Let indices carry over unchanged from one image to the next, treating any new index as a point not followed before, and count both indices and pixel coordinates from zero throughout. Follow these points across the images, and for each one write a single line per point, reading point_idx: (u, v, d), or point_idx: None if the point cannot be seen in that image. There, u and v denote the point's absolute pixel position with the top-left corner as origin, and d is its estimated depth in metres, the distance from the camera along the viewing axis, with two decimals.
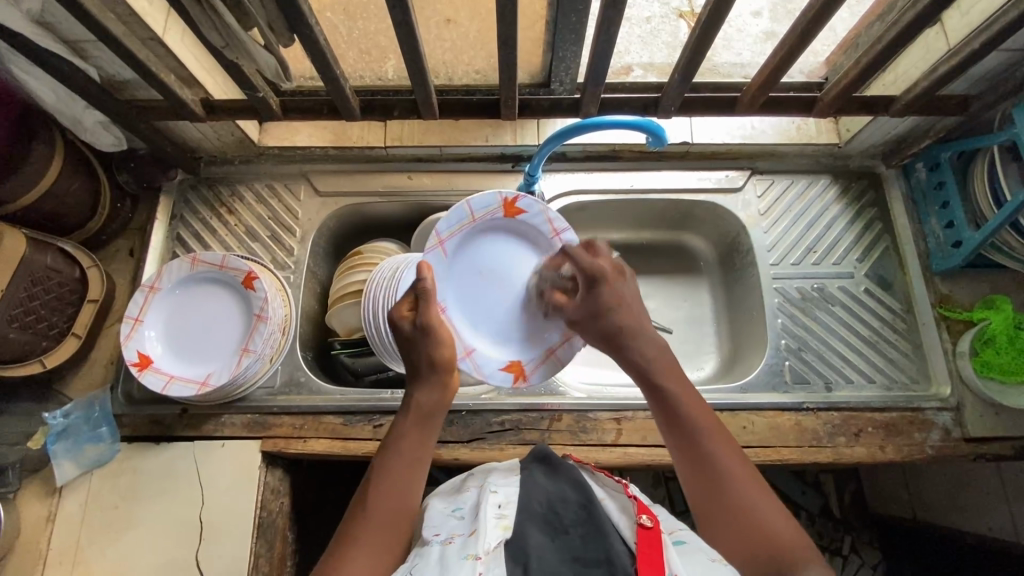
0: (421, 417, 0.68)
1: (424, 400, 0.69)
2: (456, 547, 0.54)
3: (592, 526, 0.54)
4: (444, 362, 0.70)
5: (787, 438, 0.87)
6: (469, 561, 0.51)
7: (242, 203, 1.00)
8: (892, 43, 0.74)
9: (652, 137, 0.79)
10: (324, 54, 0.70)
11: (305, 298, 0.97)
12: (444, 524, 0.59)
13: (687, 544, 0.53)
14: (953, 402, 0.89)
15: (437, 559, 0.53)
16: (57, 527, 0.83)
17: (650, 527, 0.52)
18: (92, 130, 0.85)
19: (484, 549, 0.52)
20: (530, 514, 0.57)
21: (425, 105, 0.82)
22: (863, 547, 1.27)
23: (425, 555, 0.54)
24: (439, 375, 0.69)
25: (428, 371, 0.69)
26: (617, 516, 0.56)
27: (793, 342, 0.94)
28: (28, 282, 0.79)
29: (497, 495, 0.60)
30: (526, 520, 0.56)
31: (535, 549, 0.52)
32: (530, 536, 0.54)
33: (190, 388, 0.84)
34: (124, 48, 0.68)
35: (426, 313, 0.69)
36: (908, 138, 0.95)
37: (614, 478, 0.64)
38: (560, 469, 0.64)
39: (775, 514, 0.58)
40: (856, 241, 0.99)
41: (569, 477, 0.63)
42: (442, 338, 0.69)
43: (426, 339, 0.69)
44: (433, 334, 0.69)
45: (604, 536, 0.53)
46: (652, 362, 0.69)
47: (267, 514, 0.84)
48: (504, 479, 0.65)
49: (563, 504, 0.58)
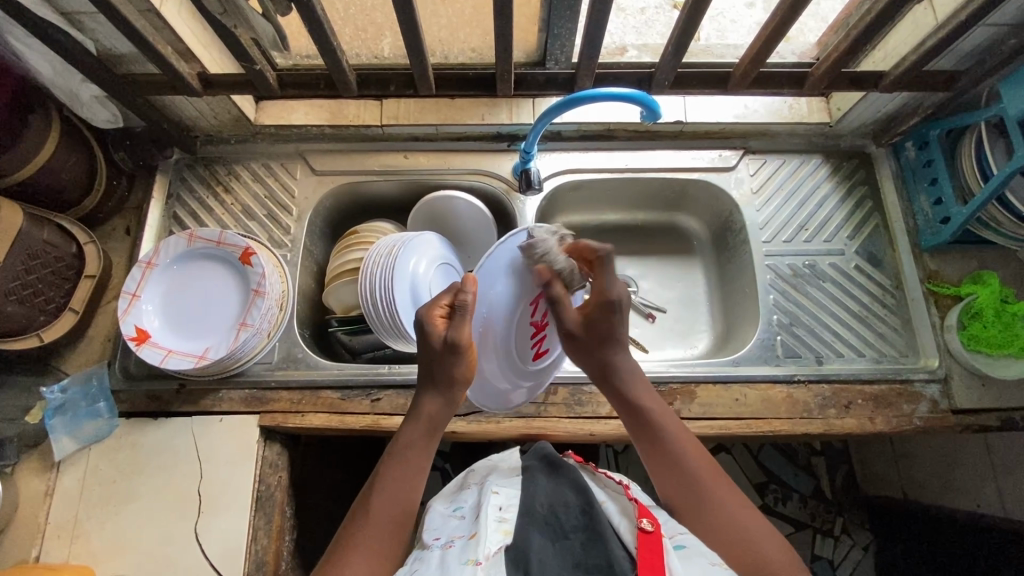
0: (430, 427, 0.68)
1: (430, 408, 0.68)
2: (457, 552, 0.55)
3: (593, 530, 0.56)
4: (461, 378, 0.68)
5: (779, 410, 0.88)
6: (469, 567, 0.51)
7: (239, 181, 1.01)
8: (881, 16, 0.75)
9: (646, 110, 0.80)
10: (323, 28, 0.70)
11: (302, 276, 0.98)
12: (444, 529, 0.62)
13: (686, 548, 0.53)
14: (941, 374, 0.90)
15: (439, 561, 0.54)
16: (55, 501, 0.84)
17: (651, 532, 0.52)
18: (89, 105, 0.86)
19: (484, 554, 0.53)
20: (531, 517, 0.58)
21: (422, 78, 0.83)
22: (855, 528, 1.29)
23: (425, 560, 0.55)
24: (454, 392, 0.69)
25: (447, 386, 0.68)
26: (618, 518, 0.57)
27: (784, 318, 0.95)
28: (25, 256, 0.79)
29: (498, 497, 0.61)
30: (527, 525, 0.57)
31: (537, 550, 0.53)
32: (532, 539, 0.55)
33: (188, 361, 0.84)
34: (121, 17, 0.68)
35: (460, 329, 0.66)
36: (899, 116, 0.96)
37: (614, 480, 0.67)
38: (561, 470, 0.67)
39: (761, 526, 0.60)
40: (846, 218, 1.01)
41: (569, 479, 0.65)
42: (465, 357, 0.67)
43: (453, 357, 0.66)
44: (460, 353, 0.66)
45: (606, 542, 0.54)
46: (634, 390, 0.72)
47: (266, 488, 0.85)
48: (506, 482, 0.66)
49: (565, 506, 0.60)
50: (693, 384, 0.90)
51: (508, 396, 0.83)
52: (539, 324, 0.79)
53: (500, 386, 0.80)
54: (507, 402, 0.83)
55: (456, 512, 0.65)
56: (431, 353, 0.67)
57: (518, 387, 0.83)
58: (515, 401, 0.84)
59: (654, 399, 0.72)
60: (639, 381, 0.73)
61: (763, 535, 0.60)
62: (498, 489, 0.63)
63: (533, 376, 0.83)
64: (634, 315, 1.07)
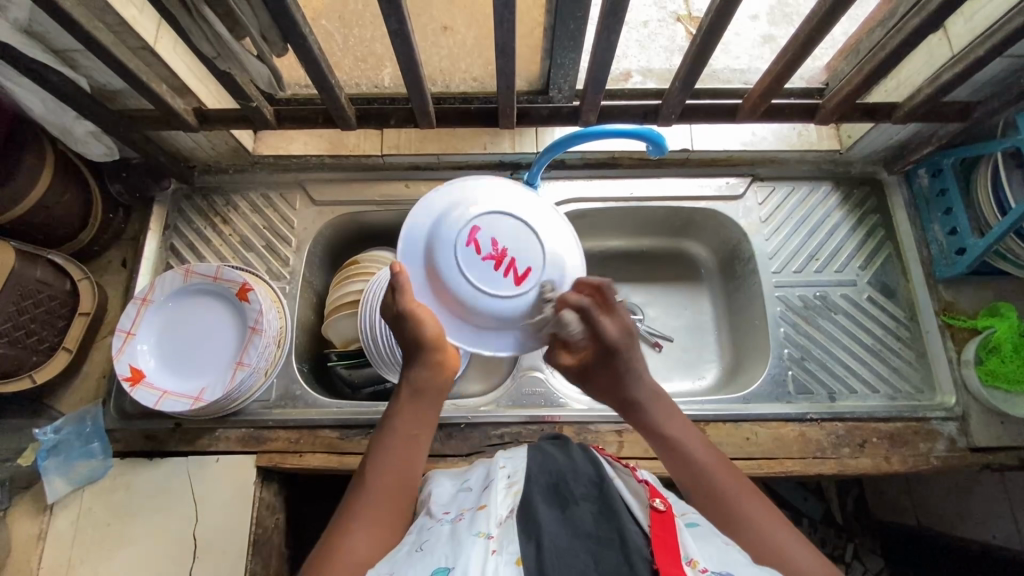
0: (421, 394, 0.66)
1: (418, 376, 0.66)
2: (466, 524, 0.52)
3: (605, 504, 0.53)
4: (429, 340, 0.64)
5: (791, 449, 0.86)
6: (482, 539, 0.49)
7: (237, 212, 0.99)
8: (895, 50, 0.72)
9: (653, 145, 0.78)
10: (319, 65, 0.68)
11: (301, 309, 0.96)
12: (452, 503, 0.59)
13: (701, 527, 0.51)
14: (959, 411, 0.88)
15: (446, 535, 0.51)
16: (48, 545, 0.82)
17: (663, 511, 0.49)
18: (84, 141, 0.83)
19: (494, 526, 0.51)
20: (540, 489, 0.56)
21: (422, 113, 0.81)
22: (866, 554, 1.22)
23: (434, 534, 0.53)
24: (432, 356, 0.65)
25: (418, 349, 0.64)
26: (629, 495, 0.55)
27: (796, 352, 0.92)
28: (17, 296, 0.77)
29: (506, 472, 0.60)
30: (534, 496, 0.55)
31: (546, 519, 0.51)
32: (539, 509, 0.52)
33: (184, 402, 0.82)
34: (113, 57, 0.66)
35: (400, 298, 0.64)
36: (911, 144, 0.94)
37: (621, 461, 0.64)
38: (569, 445, 0.65)
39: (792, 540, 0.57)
40: (858, 247, 0.98)
41: (579, 452, 0.63)
42: (412, 324, 0.64)
43: (408, 322, 0.63)
44: (411, 317, 0.63)
45: (617, 514, 0.51)
46: (658, 405, 0.69)
47: (263, 531, 0.83)
48: (510, 456, 0.65)
49: (573, 481, 0.58)
50: (702, 422, 0.87)
51: None
52: (499, 253, 0.64)
53: None
54: None
55: (463, 487, 0.63)
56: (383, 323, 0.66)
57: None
58: None
59: (678, 414, 0.68)
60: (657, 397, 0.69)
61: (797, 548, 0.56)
62: (504, 466, 0.62)
63: None
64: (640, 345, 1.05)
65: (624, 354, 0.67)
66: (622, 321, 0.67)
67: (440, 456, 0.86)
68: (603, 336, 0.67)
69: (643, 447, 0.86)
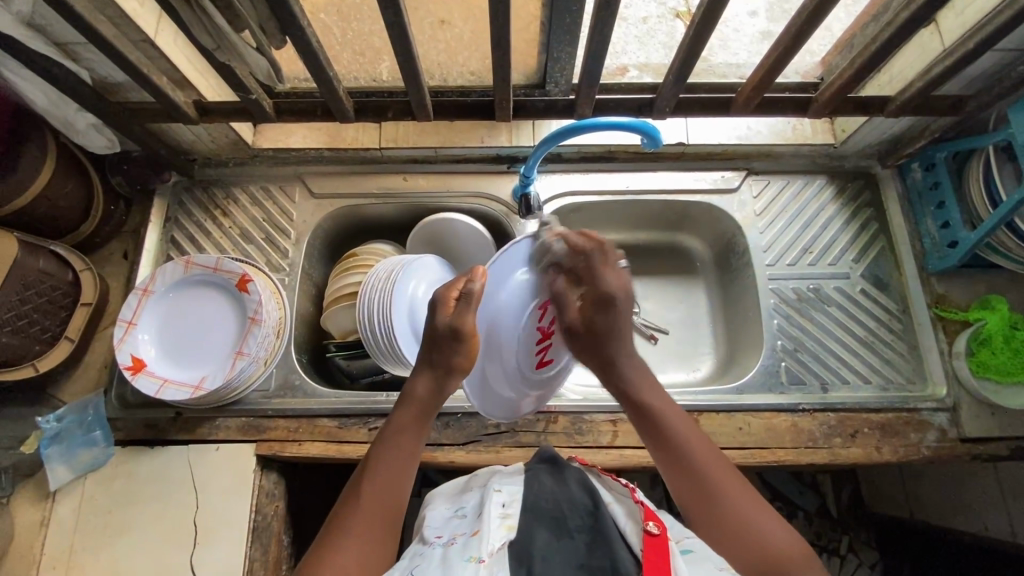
0: (421, 410, 0.66)
1: (421, 392, 0.66)
2: (459, 548, 0.53)
3: (599, 533, 0.54)
4: (459, 368, 0.66)
5: (783, 439, 0.87)
6: (473, 564, 0.50)
7: (237, 205, 1.00)
8: (886, 44, 0.73)
9: (647, 138, 0.78)
10: (317, 57, 0.69)
11: (300, 300, 0.97)
12: (447, 526, 0.61)
13: (694, 552, 0.51)
14: (949, 402, 0.89)
15: (440, 557, 0.52)
16: (50, 531, 0.83)
17: (657, 535, 0.50)
18: (85, 133, 0.85)
19: (487, 552, 0.51)
20: (536, 514, 0.57)
21: (420, 106, 0.82)
22: (861, 547, 1.26)
23: (427, 556, 0.54)
24: (451, 381, 0.66)
25: (445, 373, 0.66)
26: (624, 522, 0.55)
27: (789, 343, 0.94)
28: (20, 285, 0.78)
29: (501, 495, 0.61)
30: (531, 521, 0.56)
31: (541, 548, 0.52)
32: (535, 536, 0.53)
33: (184, 391, 0.84)
34: (114, 50, 0.67)
35: (463, 316, 0.65)
36: (904, 138, 0.95)
37: (621, 483, 0.64)
38: (566, 470, 0.65)
39: (770, 523, 0.58)
40: (852, 240, 0.99)
41: (575, 479, 0.63)
42: (467, 347, 0.66)
43: (455, 343, 0.65)
44: (462, 339, 0.65)
45: (612, 544, 0.52)
46: (638, 379, 0.69)
47: (262, 518, 0.84)
48: (508, 481, 0.65)
49: (569, 507, 0.58)
50: (696, 413, 0.88)
51: (516, 404, 0.81)
52: (545, 331, 0.76)
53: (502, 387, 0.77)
54: (514, 411, 0.81)
55: (458, 511, 0.64)
56: (432, 338, 0.66)
57: (524, 396, 0.80)
58: (523, 410, 0.82)
59: (658, 390, 0.69)
60: (639, 371, 0.70)
61: (774, 530, 0.58)
62: (500, 489, 0.62)
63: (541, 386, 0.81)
64: (636, 337, 1.06)
65: (621, 310, 0.70)
66: (620, 278, 0.71)
67: (437, 445, 0.87)
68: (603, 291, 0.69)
69: (637, 437, 0.87)
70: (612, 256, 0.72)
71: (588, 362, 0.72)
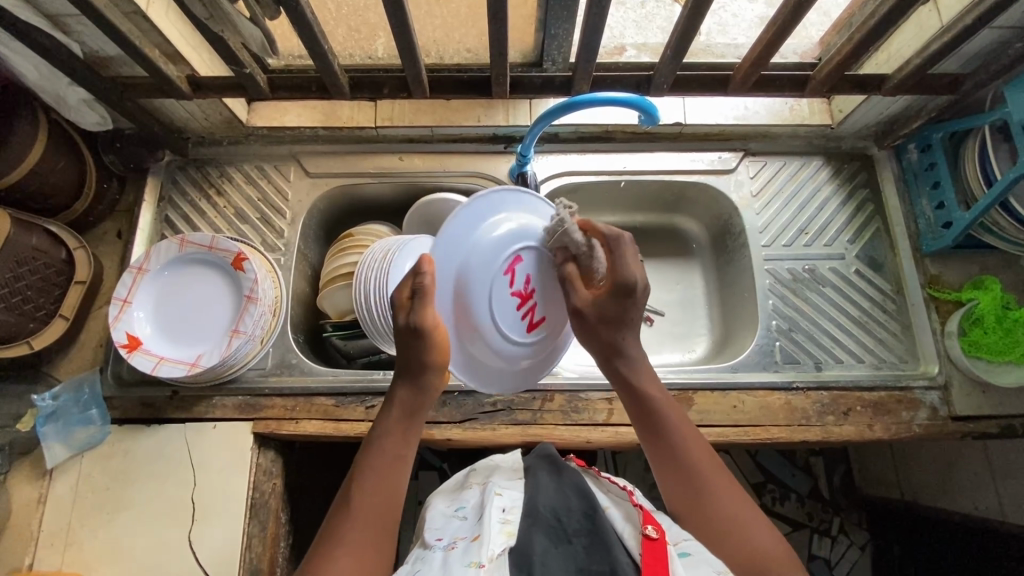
0: (407, 414, 0.65)
1: (406, 396, 0.65)
2: (460, 553, 0.55)
3: (597, 536, 0.56)
4: (436, 365, 0.64)
5: (776, 417, 0.88)
6: (474, 569, 0.52)
7: (231, 184, 0.99)
8: (884, 20, 0.73)
9: (645, 114, 0.79)
10: (312, 30, 0.69)
11: (296, 281, 0.97)
12: (447, 529, 0.63)
13: (691, 555, 0.53)
14: (941, 380, 0.90)
15: (441, 563, 0.55)
16: (48, 509, 0.83)
17: (655, 538, 0.52)
18: (76, 109, 0.84)
19: (488, 556, 0.53)
20: (535, 519, 0.59)
21: (416, 82, 0.81)
22: (852, 528, 1.28)
23: (429, 561, 0.56)
24: (428, 379, 0.65)
25: (421, 372, 0.64)
26: (622, 526, 0.57)
27: (783, 323, 0.94)
28: (14, 263, 0.78)
29: (502, 498, 0.61)
30: (530, 527, 0.57)
31: (540, 553, 0.54)
32: (534, 541, 0.55)
33: (180, 369, 0.83)
34: (105, 20, 0.66)
35: (421, 313, 0.61)
36: (901, 119, 0.95)
37: (618, 485, 0.66)
38: (565, 473, 0.67)
39: (755, 521, 0.60)
40: (847, 222, 0.99)
41: (573, 483, 0.64)
42: (432, 343, 0.62)
43: (416, 341, 0.62)
44: (425, 338, 0.62)
45: (609, 547, 0.54)
46: (644, 364, 0.69)
47: (260, 495, 0.84)
48: (508, 484, 0.66)
49: (568, 511, 0.60)
50: (691, 391, 0.89)
51: (510, 379, 0.76)
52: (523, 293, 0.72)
53: (493, 363, 0.73)
54: (512, 385, 0.76)
55: (459, 511, 0.66)
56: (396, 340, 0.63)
57: (522, 362, 0.75)
58: (518, 384, 0.76)
59: (655, 379, 0.69)
60: (643, 359, 0.70)
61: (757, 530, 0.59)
62: (501, 491, 0.63)
63: (533, 352, 0.75)
64: None
65: (637, 300, 0.67)
66: (629, 274, 0.66)
67: (434, 423, 0.87)
68: (624, 281, 0.66)
69: None
70: (626, 245, 0.67)
71: (591, 347, 0.71)
